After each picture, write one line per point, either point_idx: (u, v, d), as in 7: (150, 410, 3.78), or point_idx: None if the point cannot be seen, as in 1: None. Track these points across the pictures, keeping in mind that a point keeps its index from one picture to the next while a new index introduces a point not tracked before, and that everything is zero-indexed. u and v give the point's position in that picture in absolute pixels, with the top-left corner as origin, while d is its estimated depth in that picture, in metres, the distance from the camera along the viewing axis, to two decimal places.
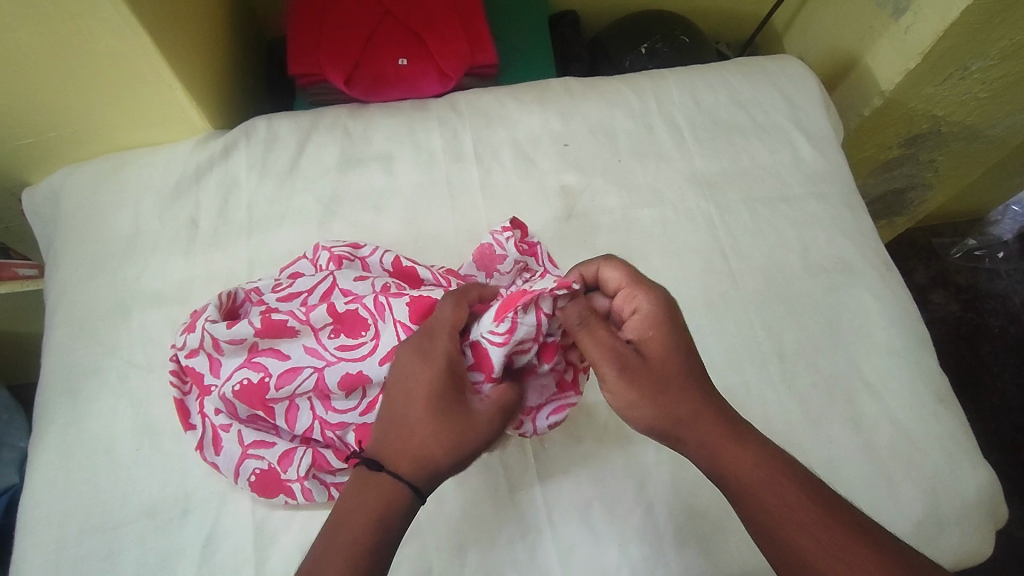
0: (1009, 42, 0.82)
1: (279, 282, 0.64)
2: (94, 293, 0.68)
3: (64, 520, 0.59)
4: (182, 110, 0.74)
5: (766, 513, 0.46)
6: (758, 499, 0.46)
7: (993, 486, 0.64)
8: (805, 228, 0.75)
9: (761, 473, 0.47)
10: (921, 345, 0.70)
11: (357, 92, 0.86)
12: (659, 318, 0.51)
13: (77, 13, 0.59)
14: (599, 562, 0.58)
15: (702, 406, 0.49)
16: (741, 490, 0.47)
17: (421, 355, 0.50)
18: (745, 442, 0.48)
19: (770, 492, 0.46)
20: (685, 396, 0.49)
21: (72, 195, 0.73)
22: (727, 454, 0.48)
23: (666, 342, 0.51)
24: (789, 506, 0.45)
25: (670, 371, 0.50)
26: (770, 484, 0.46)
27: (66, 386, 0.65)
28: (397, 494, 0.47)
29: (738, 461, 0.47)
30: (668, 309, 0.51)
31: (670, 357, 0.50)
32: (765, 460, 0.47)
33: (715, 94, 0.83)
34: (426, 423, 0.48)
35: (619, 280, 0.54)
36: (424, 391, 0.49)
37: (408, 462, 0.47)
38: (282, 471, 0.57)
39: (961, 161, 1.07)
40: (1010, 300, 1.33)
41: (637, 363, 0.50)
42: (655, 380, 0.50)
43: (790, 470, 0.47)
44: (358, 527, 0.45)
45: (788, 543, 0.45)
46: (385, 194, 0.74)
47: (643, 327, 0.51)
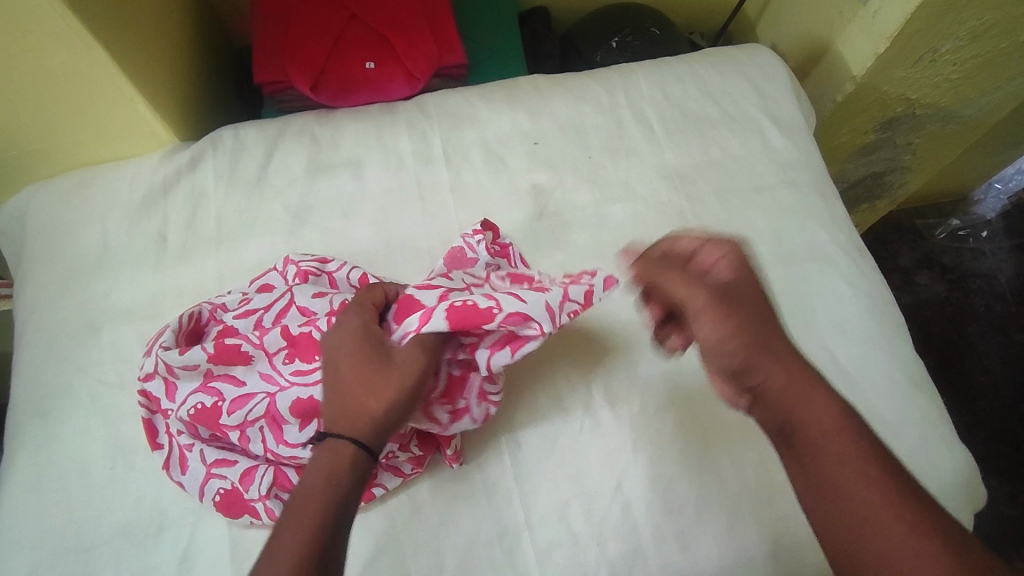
0: (977, 23, 0.82)
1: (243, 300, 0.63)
2: (63, 311, 0.68)
3: (37, 544, 0.58)
4: (146, 122, 0.73)
5: (833, 467, 0.46)
6: (821, 453, 0.47)
7: (970, 468, 0.64)
8: (778, 219, 0.75)
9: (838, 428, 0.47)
10: (896, 331, 0.70)
11: (324, 98, 0.85)
12: (740, 265, 0.53)
13: (28, 28, 0.58)
14: (577, 562, 0.58)
15: (763, 347, 0.51)
16: (808, 440, 0.48)
17: (361, 332, 0.52)
18: (824, 394, 0.48)
19: (841, 444, 0.46)
20: (753, 345, 0.51)
21: (38, 213, 0.72)
22: (797, 403, 0.49)
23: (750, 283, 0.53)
24: (836, 457, 0.46)
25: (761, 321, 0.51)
26: (828, 440, 0.47)
27: (37, 408, 0.64)
28: (349, 452, 0.48)
29: (813, 414, 0.48)
30: (739, 255, 0.54)
31: (748, 296, 0.52)
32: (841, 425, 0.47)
33: (684, 86, 0.82)
34: (355, 378, 0.50)
35: (696, 240, 0.55)
36: (348, 357, 0.51)
37: (350, 419, 0.49)
38: (244, 490, 0.57)
39: (937, 142, 1.07)
40: (995, 279, 1.34)
41: (738, 309, 0.52)
42: (750, 316, 0.51)
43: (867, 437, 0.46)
44: (316, 483, 0.46)
45: (828, 492, 0.45)
46: (355, 200, 0.74)
47: (721, 274, 0.53)
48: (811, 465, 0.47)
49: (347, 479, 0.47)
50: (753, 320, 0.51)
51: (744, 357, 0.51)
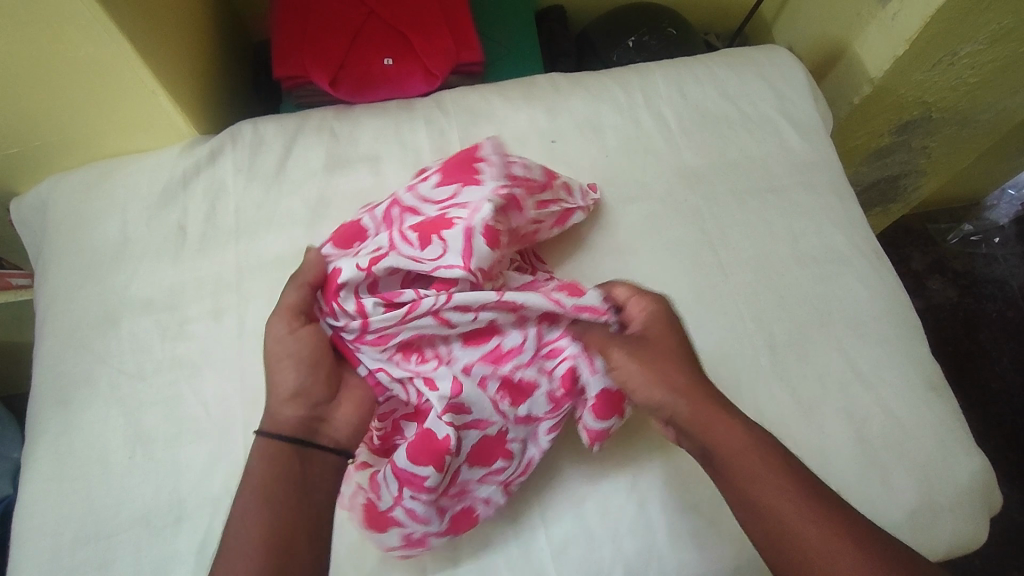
0: (996, 27, 0.82)
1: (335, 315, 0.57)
2: (83, 302, 0.68)
3: (57, 530, 0.59)
4: (167, 115, 0.74)
5: (758, 481, 0.48)
6: (745, 473, 0.49)
7: (985, 472, 0.64)
8: (794, 220, 0.75)
9: (762, 460, 0.49)
10: (912, 334, 0.70)
11: (342, 94, 0.85)
12: (660, 318, 0.56)
13: (55, 21, 0.59)
14: (592, 558, 0.58)
15: (686, 382, 0.53)
16: (728, 467, 0.50)
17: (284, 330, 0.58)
18: (731, 420, 0.51)
19: (764, 476, 0.48)
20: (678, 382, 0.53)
21: (60, 204, 0.73)
22: (716, 433, 0.50)
23: (664, 328, 0.56)
24: (762, 481, 0.48)
25: (660, 359, 0.54)
26: (742, 463, 0.49)
27: (58, 396, 0.65)
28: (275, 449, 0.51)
29: (725, 438, 0.50)
30: (666, 312, 0.56)
31: (666, 340, 0.55)
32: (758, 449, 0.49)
33: (702, 86, 0.82)
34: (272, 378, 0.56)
35: (627, 292, 0.58)
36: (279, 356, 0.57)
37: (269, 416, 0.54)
38: (378, 502, 0.56)
39: (952, 146, 1.07)
40: (1008, 284, 1.33)
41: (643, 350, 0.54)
42: (660, 359, 0.53)
43: (799, 471, 0.48)
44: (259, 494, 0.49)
45: (758, 507, 0.48)
46: (373, 195, 0.74)
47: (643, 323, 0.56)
48: (736, 493, 0.49)
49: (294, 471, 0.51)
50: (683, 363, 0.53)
51: (667, 392, 0.52)
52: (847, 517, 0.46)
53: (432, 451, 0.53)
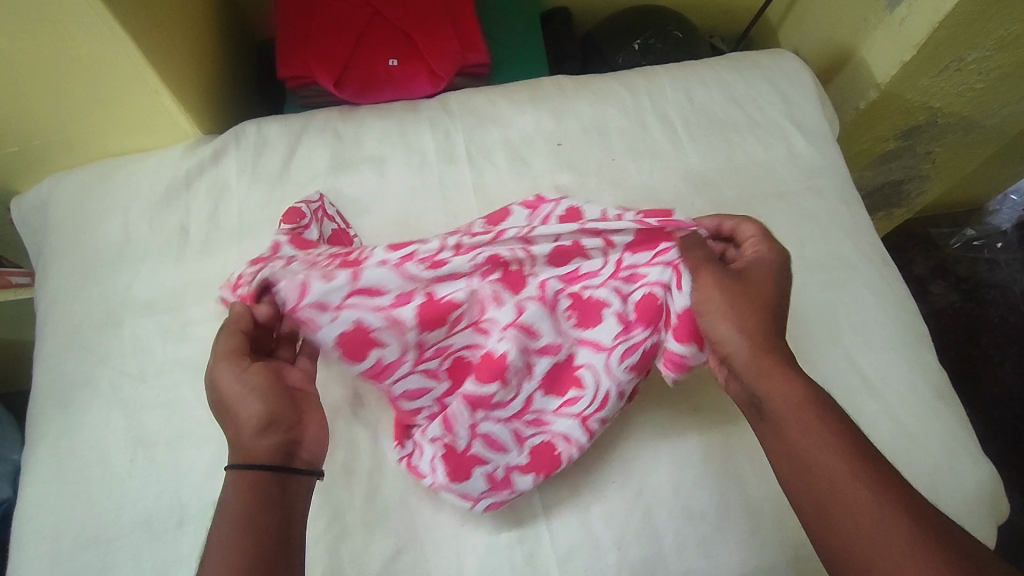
0: (1005, 33, 0.81)
1: (322, 306, 0.55)
2: (85, 302, 0.68)
3: (57, 534, 0.58)
4: (170, 115, 0.73)
5: (807, 437, 0.47)
6: (795, 426, 0.48)
7: (992, 481, 0.64)
8: (801, 226, 0.74)
9: (818, 419, 0.47)
10: (920, 341, 0.70)
11: (347, 95, 0.85)
12: (770, 263, 0.56)
13: (59, 19, 0.58)
14: (597, 565, 0.57)
15: (764, 326, 0.52)
16: (780, 418, 0.48)
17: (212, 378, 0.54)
18: (787, 374, 0.49)
19: (817, 433, 0.47)
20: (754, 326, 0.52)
21: (61, 203, 0.72)
22: (770, 384, 0.49)
23: (767, 275, 0.55)
24: (814, 436, 0.47)
25: (749, 297, 0.53)
26: (796, 415, 0.48)
27: (59, 397, 0.64)
28: (255, 480, 0.48)
29: (778, 388, 0.49)
30: (781, 259, 0.56)
31: (765, 285, 0.54)
32: (810, 406, 0.48)
33: (709, 90, 0.82)
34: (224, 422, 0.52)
35: (753, 230, 0.58)
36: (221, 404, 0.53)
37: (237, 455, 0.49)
38: (456, 446, 0.57)
39: (958, 152, 1.07)
40: (1010, 289, 1.33)
41: (736, 287, 0.54)
42: (750, 300, 0.53)
43: (854, 438, 0.47)
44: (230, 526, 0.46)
45: (802, 461, 0.47)
46: (378, 197, 0.74)
47: (753, 261, 0.56)
48: (781, 445, 0.48)
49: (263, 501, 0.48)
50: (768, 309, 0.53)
51: (734, 328, 0.52)
52: (901, 488, 0.44)
53: (493, 372, 0.56)
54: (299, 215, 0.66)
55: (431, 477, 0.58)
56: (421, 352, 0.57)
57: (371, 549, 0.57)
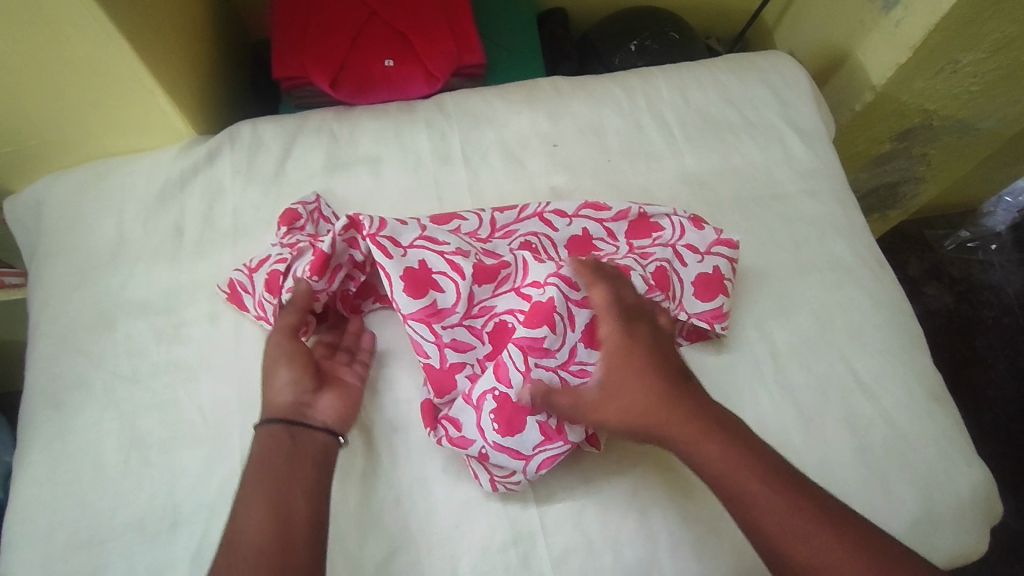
0: (1000, 35, 0.82)
1: (394, 243, 0.62)
2: (78, 303, 0.68)
3: (50, 536, 0.58)
4: (165, 115, 0.73)
5: (750, 497, 0.50)
6: (739, 488, 0.51)
7: (986, 482, 0.64)
8: (797, 227, 0.74)
9: (759, 478, 0.51)
10: (914, 343, 0.70)
11: (343, 95, 0.84)
12: (631, 325, 0.57)
13: (53, 19, 0.58)
14: (592, 567, 0.57)
15: (664, 397, 0.54)
16: (722, 485, 0.51)
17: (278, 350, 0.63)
18: (718, 442, 0.52)
19: (755, 492, 0.50)
20: (648, 399, 0.54)
21: (55, 203, 0.72)
22: (703, 454, 0.52)
23: (648, 347, 0.56)
24: (754, 494, 0.50)
25: (627, 380, 0.55)
26: (735, 476, 0.51)
27: (52, 399, 0.64)
28: (277, 441, 0.54)
29: (709, 457, 0.52)
30: (625, 315, 0.58)
31: (653, 354, 0.56)
32: (745, 464, 0.51)
33: (705, 92, 0.82)
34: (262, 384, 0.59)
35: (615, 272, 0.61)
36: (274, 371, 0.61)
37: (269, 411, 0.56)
38: (514, 397, 0.58)
39: (952, 154, 1.07)
40: (1003, 291, 1.34)
41: (626, 357, 0.56)
42: (637, 375, 0.55)
43: (797, 485, 0.50)
44: (258, 496, 0.52)
45: (756, 522, 0.50)
46: (374, 198, 0.74)
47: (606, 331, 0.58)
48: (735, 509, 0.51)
49: (286, 466, 0.53)
50: (660, 377, 0.55)
51: (625, 408, 0.55)
52: (837, 527, 0.49)
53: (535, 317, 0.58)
54: (294, 218, 0.67)
55: (480, 441, 0.58)
56: (469, 307, 0.62)
57: (366, 551, 0.57)
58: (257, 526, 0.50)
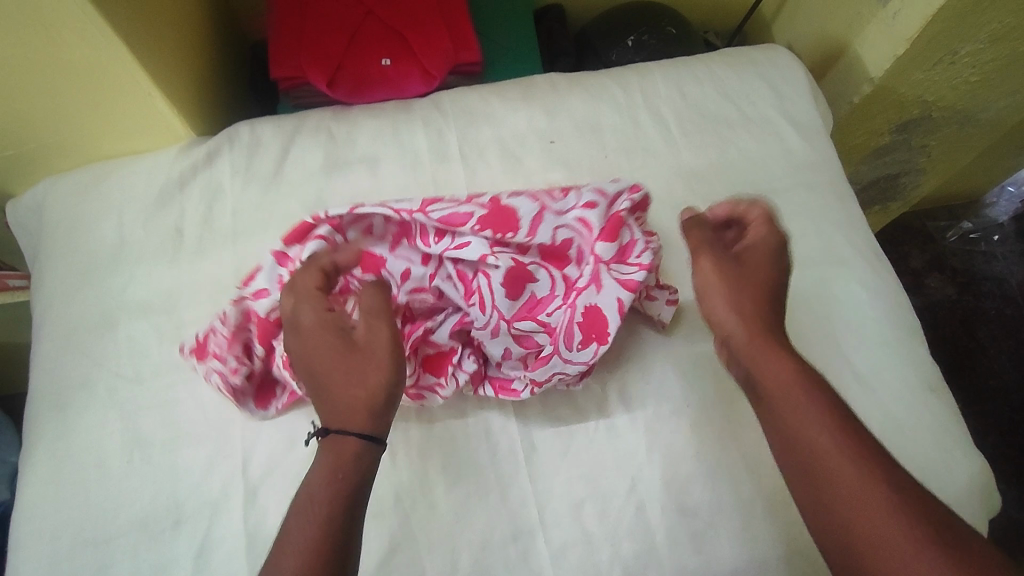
0: (998, 26, 0.82)
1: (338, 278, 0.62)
2: (80, 305, 0.68)
3: (55, 535, 0.59)
4: (164, 117, 0.74)
5: (835, 467, 0.47)
6: (816, 443, 0.48)
7: (984, 474, 0.64)
8: (794, 221, 0.74)
9: (820, 418, 0.49)
10: (913, 337, 0.70)
11: (340, 94, 0.85)
12: (773, 248, 0.59)
13: (51, 24, 0.58)
14: (591, 560, 0.58)
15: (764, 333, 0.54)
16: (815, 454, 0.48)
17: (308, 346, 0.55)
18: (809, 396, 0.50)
19: (828, 456, 0.47)
20: (771, 348, 0.53)
21: (56, 206, 0.73)
22: (790, 423, 0.50)
23: (767, 252, 0.59)
24: (834, 465, 0.47)
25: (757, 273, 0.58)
26: (812, 441, 0.48)
27: (56, 400, 0.64)
28: (352, 447, 0.51)
29: (799, 420, 0.49)
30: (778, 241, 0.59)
31: (761, 268, 0.58)
32: (844, 434, 0.48)
33: (701, 86, 0.82)
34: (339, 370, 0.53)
35: (727, 209, 0.62)
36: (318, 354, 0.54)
37: (349, 415, 0.52)
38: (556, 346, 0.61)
39: (953, 144, 1.07)
40: (1006, 282, 1.33)
41: (734, 271, 0.57)
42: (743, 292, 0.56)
43: (848, 424, 0.48)
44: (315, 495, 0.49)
45: (824, 494, 0.47)
46: (371, 196, 0.74)
47: (758, 240, 0.59)
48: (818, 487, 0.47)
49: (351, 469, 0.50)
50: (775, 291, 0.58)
51: (734, 314, 0.56)
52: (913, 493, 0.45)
53: (519, 282, 0.62)
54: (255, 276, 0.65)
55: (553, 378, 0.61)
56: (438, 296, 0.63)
57: (367, 546, 0.58)
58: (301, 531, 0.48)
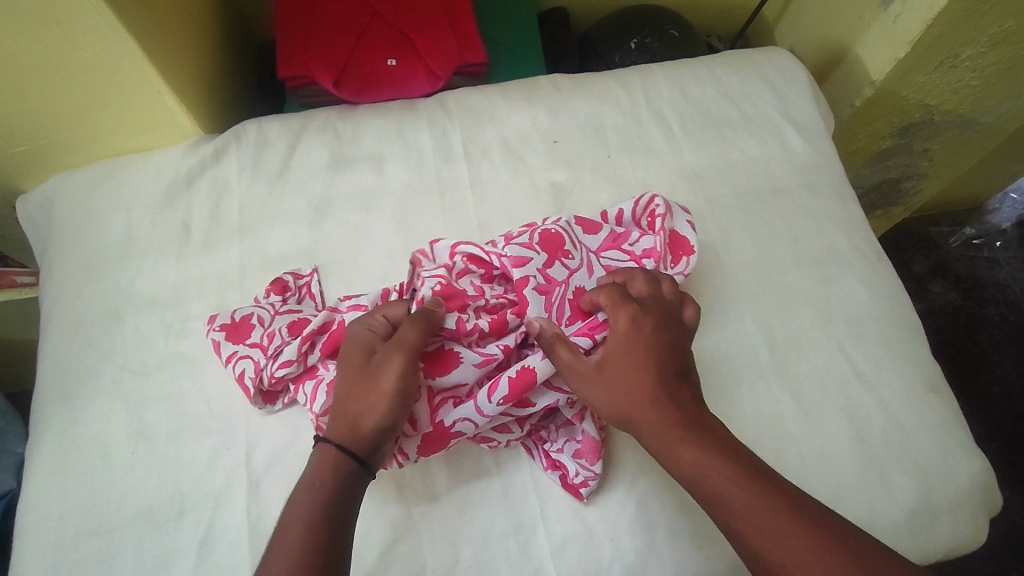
0: (998, 30, 0.82)
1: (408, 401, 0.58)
2: (88, 299, 0.69)
3: (60, 525, 0.59)
4: (172, 114, 0.74)
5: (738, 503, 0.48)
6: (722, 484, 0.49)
7: (984, 474, 0.64)
8: (795, 221, 0.75)
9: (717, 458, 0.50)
10: (913, 336, 0.70)
11: (346, 94, 0.86)
12: (627, 334, 0.56)
13: (63, 21, 0.59)
14: (592, 556, 0.58)
15: (632, 401, 0.53)
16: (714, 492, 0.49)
17: (354, 351, 0.56)
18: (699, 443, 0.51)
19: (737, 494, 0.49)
20: (635, 408, 0.53)
21: (66, 201, 0.74)
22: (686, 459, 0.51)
23: (624, 346, 0.55)
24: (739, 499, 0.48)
25: (620, 372, 0.55)
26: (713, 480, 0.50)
27: (63, 391, 0.65)
28: (343, 461, 0.52)
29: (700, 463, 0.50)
30: (636, 328, 0.56)
31: (625, 365, 0.55)
32: (743, 474, 0.49)
33: (704, 87, 0.83)
34: (350, 391, 0.54)
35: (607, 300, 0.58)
36: (343, 373, 0.55)
37: (340, 427, 0.53)
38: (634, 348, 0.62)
39: (954, 150, 1.07)
40: (1009, 288, 1.33)
41: (592, 371, 0.55)
42: (609, 383, 0.54)
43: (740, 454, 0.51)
44: (307, 491, 0.50)
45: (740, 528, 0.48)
46: (376, 194, 0.75)
47: (613, 339, 0.56)
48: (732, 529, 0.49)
49: (342, 479, 0.51)
50: (652, 363, 0.54)
51: (603, 392, 0.54)
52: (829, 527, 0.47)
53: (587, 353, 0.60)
54: (284, 286, 0.68)
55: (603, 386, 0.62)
56: None
57: (368, 538, 0.58)
58: (297, 523, 0.49)
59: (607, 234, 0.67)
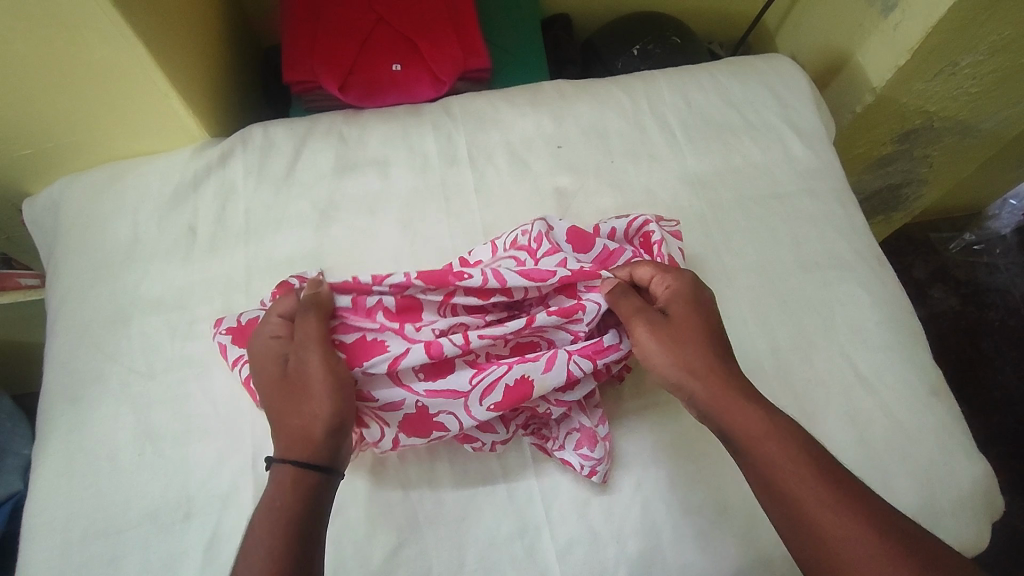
0: (998, 38, 0.83)
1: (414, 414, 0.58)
2: (94, 302, 0.69)
3: (67, 527, 0.59)
4: (178, 117, 0.75)
5: (787, 468, 0.49)
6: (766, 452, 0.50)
7: (987, 478, 0.64)
8: (797, 226, 0.75)
9: (769, 426, 0.52)
10: (915, 340, 0.71)
11: (351, 99, 0.86)
12: (687, 295, 0.59)
13: (72, 26, 0.60)
14: (596, 558, 0.58)
15: (696, 356, 0.55)
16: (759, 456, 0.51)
17: (269, 364, 0.57)
18: (754, 410, 0.52)
19: (786, 461, 0.50)
20: (698, 362, 0.55)
21: (72, 205, 0.74)
22: (738, 421, 0.52)
23: (687, 304, 0.58)
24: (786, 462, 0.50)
25: (687, 327, 0.57)
26: (766, 443, 0.51)
27: (69, 393, 0.65)
28: (302, 474, 0.52)
29: (750, 427, 0.52)
30: (695, 289, 0.59)
31: (689, 322, 0.57)
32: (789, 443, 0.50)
33: (706, 93, 0.83)
34: (278, 403, 0.55)
35: (651, 272, 0.61)
36: (268, 388, 0.56)
37: (289, 443, 0.53)
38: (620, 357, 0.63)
39: (954, 155, 1.08)
40: (1010, 293, 1.34)
41: (661, 322, 0.57)
42: (679, 334, 0.56)
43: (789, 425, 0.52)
44: (265, 515, 0.50)
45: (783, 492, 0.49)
46: (381, 198, 0.75)
47: (671, 297, 0.59)
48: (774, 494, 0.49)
49: (306, 492, 0.51)
50: (710, 327, 0.57)
51: (663, 346, 0.56)
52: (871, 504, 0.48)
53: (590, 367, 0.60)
54: None
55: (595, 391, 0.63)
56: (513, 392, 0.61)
57: (374, 540, 0.59)
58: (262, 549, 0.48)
59: (598, 252, 0.66)
